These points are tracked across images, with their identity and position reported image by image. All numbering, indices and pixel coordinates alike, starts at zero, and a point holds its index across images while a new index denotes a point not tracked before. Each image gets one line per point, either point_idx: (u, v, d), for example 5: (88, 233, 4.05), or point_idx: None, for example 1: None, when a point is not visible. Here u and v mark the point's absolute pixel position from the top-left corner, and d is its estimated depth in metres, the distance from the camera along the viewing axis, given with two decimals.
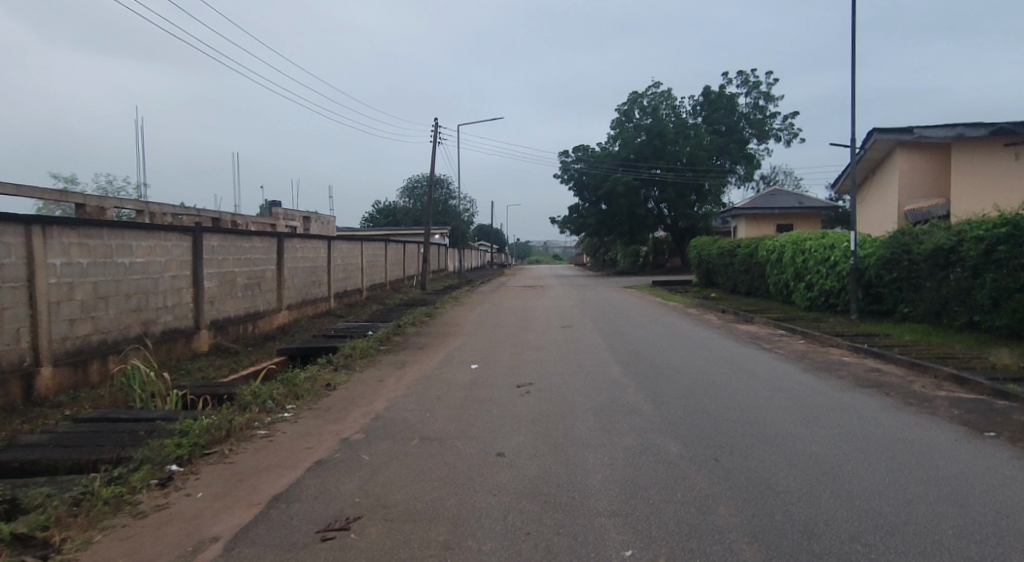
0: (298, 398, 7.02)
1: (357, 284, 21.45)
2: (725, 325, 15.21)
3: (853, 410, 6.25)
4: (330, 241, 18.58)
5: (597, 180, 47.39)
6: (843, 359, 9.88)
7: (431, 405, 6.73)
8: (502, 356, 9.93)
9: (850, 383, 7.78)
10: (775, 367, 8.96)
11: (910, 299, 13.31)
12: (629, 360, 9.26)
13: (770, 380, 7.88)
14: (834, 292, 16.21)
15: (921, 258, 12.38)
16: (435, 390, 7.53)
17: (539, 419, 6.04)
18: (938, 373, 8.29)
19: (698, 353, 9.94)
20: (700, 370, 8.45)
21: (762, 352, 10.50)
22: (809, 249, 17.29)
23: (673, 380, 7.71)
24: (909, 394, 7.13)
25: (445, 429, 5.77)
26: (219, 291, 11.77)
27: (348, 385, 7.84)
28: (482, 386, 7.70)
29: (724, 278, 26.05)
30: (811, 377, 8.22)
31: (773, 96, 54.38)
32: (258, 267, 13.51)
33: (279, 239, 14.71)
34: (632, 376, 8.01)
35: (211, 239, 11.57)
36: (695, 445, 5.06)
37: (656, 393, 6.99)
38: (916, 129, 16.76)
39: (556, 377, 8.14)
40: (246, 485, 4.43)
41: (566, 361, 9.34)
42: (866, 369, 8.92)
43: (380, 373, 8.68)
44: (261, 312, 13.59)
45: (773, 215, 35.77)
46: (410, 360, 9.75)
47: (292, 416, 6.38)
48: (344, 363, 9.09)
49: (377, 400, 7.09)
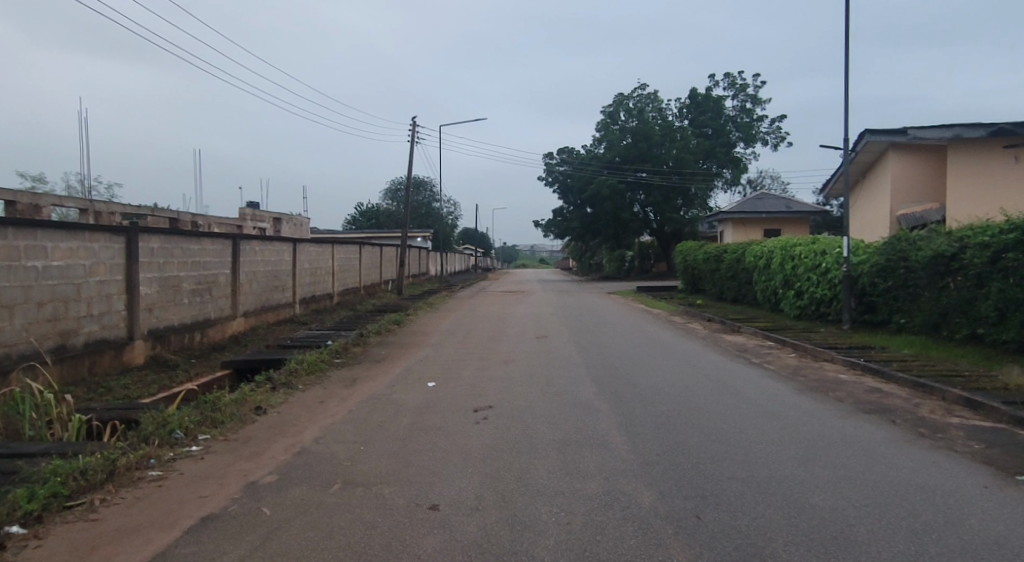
0: (214, 426, 5.99)
1: (328, 288, 20.45)
2: (710, 335, 14.39)
3: (856, 444, 5.41)
4: (297, 243, 17.55)
5: (582, 183, 46.78)
6: (840, 377, 9.05)
7: (369, 436, 5.78)
8: (465, 372, 8.99)
9: (850, 408, 6.94)
10: (765, 387, 8.10)
11: (906, 309, 12.59)
12: (604, 378, 8.40)
13: (761, 404, 7.04)
14: (825, 301, 15.50)
15: (919, 265, 11.67)
16: (380, 416, 6.57)
17: (491, 457, 5.12)
18: (945, 395, 7.49)
19: (680, 370, 9.10)
20: (681, 391, 7.59)
21: (750, 368, 9.66)
22: (800, 256, 16.52)
23: (651, 405, 6.86)
24: (917, 421, 6.31)
25: (377, 470, 4.80)
26: (160, 297, 10.69)
27: (283, 409, 6.85)
28: (434, 410, 6.76)
29: (710, 284, 25.33)
30: (805, 399, 7.37)
31: (760, 99, 54.05)
32: (209, 271, 12.45)
33: (234, 241, 13.63)
34: (606, 400, 7.12)
35: (152, 240, 10.48)
36: (672, 495, 4.18)
37: (631, 422, 6.14)
38: (910, 130, 16.11)
39: (521, 399, 7.23)
40: (97, 557, 3.41)
41: (534, 379, 8.44)
42: (865, 389, 8.09)
43: (324, 393, 7.67)
44: (211, 319, 12.51)
45: (760, 220, 35.23)
46: (363, 377, 8.76)
47: (201, 450, 5.37)
48: (286, 381, 8.07)
49: (309, 427, 6.12)
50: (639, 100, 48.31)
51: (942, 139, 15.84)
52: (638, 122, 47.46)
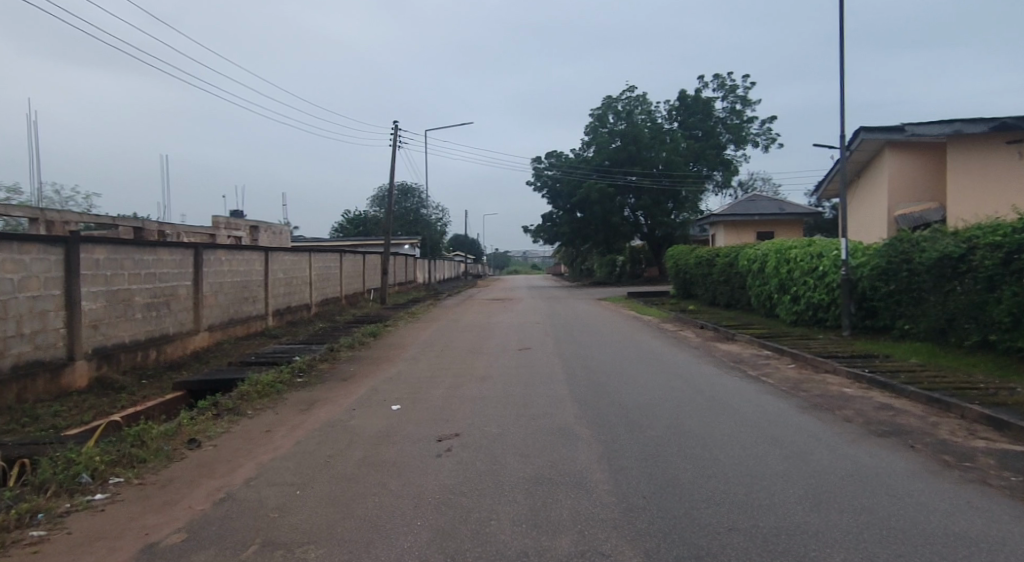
0: (133, 467, 5.10)
1: (305, 299, 19.60)
2: (703, 344, 13.64)
3: (875, 482, 4.69)
4: (269, 252, 16.69)
5: (570, 187, 46.18)
6: (845, 392, 8.35)
7: (313, 475, 4.99)
8: (435, 392, 8.20)
9: (861, 431, 6.23)
10: (765, 405, 7.37)
11: (909, 314, 11.97)
12: (587, 398, 7.65)
13: (760, 426, 6.30)
14: (822, 305, 14.84)
15: (924, 268, 11.08)
16: (330, 448, 5.75)
17: (447, 502, 4.33)
18: (965, 413, 6.80)
19: (670, 386, 8.35)
20: (672, 413, 6.85)
21: (747, 381, 8.95)
22: (795, 259, 15.90)
23: (638, 430, 6.11)
24: (942, 448, 5.60)
25: (310, 523, 4.01)
26: (107, 313, 9.69)
27: (221, 441, 5.99)
28: (393, 440, 5.97)
29: (702, 288, 24.69)
30: (809, 420, 6.65)
31: (750, 101, 53.84)
32: (168, 284, 11.55)
33: (196, 250, 12.71)
34: (588, 424, 6.37)
35: (98, 250, 9.49)
36: (660, 554, 3.42)
37: (613, 452, 5.39)
38: (907, 126, 15.62)
39: (492, 425, 6.46)
40: None
41: (511, 399, 7.67)
42: (874, 407, 7.40)
43: (275, 420, 6.83)
44: (170, 335, 11.58)
45: (752, 222, 34.65)
46: (323, 399, 7.91)
47: (106, 499, 4.49)
48: (234, 408, 7.20)
49: (244, 464, 5.28)
50: (628, 102, 47.79)
51: (941, 135, 15.38)
52: (627, 124, 46.88)
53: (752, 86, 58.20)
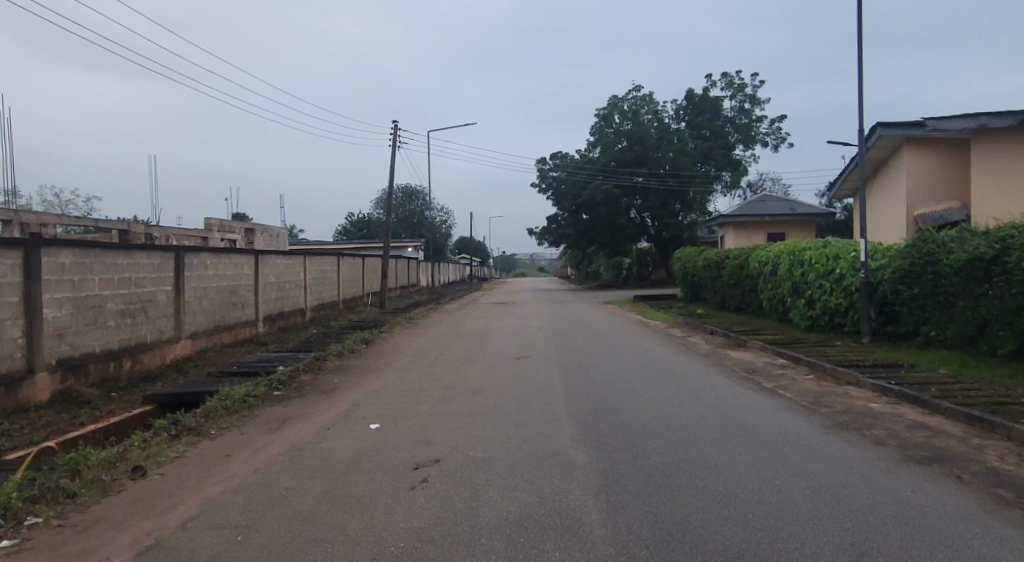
0: (58, 503, 4.38)
1: (299, 304, 18.98)
2: (714, 351, 12.87)
3: (924, 527, 3.92)
4: (258, 256, 16.03)
5: (575, 188, 45.44)
6: (873, 408, 7.57)
7: (263, 512, 4.27)
8: (421, 409, 7.51)
9: (897, 457, 5.49)
10: (784, 424, 6.64)
11: (935, 320, 11.19)
12: (587, 416, 6.95)
13: (780, 451, 5.57)
14: (839, 310, 14.08)
15: (951, 270, 10.32)
16: (292, 478, 5.05)
17: (412, 554, 3.60)
18: (1011, 434, 6.02)
19: (678, 401, 7.63)
20: (681, 434, 6.13)
21: (762, 395, 8.21)
22: (810, 261, 15.13)
23: (642, 456, 5.39)
24: (994, 479, 4.85)
25: None
26: (75, 321, 9.00)
27: (174, 468, 5.29)
28: (365, 468, 5.28)
29: (711, 292, 23.92)
30: (836, 444, 5.90)
31: (758, 99, 53.03)
32: (144, 289, 10.91)
33: (177, 253, 12.06)
34: (585, 449, 5.67)
35: (63, 254, 8.80)
36: None
37: (612, 486, 4.67)
38: (928, 121, 14.89)
39: (479, 449, 5.77)
40: None
41: (503, 417, 6.99)
42: (907, 427, 6.63)
43: (238, 442, 6.14)
44: (147, 343, 10.93)
45: (762, 223, 33.79)
46: (297, 416, 7.22)
47: (13, 547, 3.76)
48: (195, 428, 6.49)
49: (187, 499, 4.56)
50: (634, 102, 46.94)
51: (963, 130, 14.66)
52: (632, 124, 46.10)
53: (762, 84, 57.24)
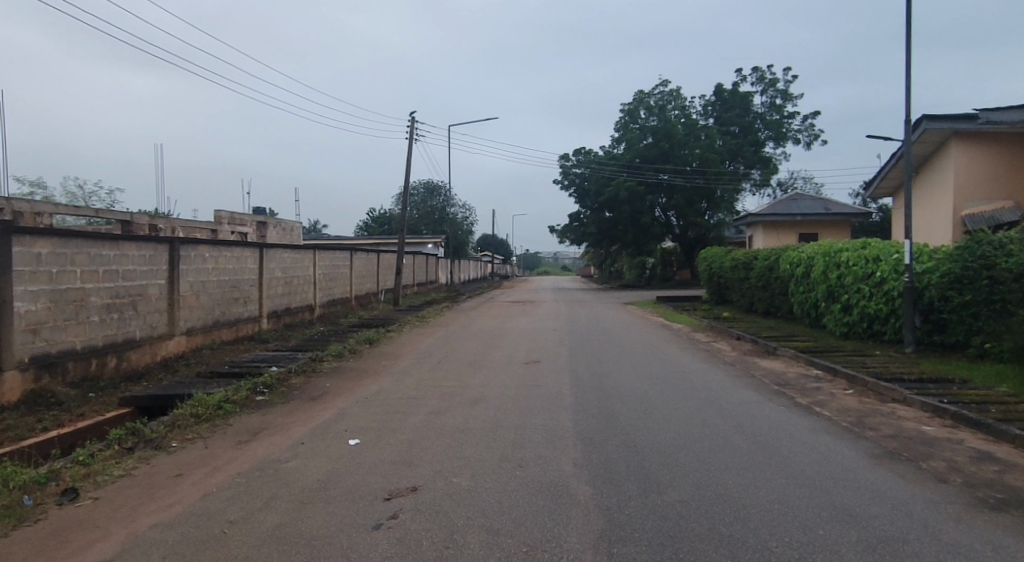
0: None
1: (308, 300, 18.47)
2: (740, 360, 11.88)
3: None
4: (264, 250, 15.49)
5: (598, 186, 44.39)
6: (926, 432, 6.58)
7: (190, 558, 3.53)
8: (411, 422, 6.74)
9: (967, 501, 4.52)
10: (824, 451, 5.72)
11: (991, 330, 10.05)
12: (595, 436, 6.10)
13: (822, 489, 4.67)
14: (879, 317, 12.94)
15: (1012, 275, 9.21)
16: (242, 508, 4.30)
17: None
18: None
19: (699, 420, 6.73)
20: (704, 463, 5.24)
21: (795, 413, 7.27)
22: (847, 263, 14.00)
23: (656, 492, 4.52)
24: None
25: None
26: (52, 316, 8.45)
27: (113, 490, 4.59)
28: (329, 498, 4.50)
29: (738, 295, 22.76)
30: (891, 480, 4.95)
31: (790, 95, 51.23)
32: (135, 282, 10.38)
33: (172, 245, 11.52)
34: (589, 479, 4.83)
35: (40, 244, 8.24)
36: None
37: (617, 534, 3.80)
38: (980, 112, 13.67)
39: (465, 476, 4.97)
40: None
41: (499, 435, 6.19)
42: (971, 458, 5.63)
43: (197, 459, 5.44)
44: (136, 339, 10.40)
45: (794, 223, 32.37)
46: (272, 427, 6.52)
47: None
48: (154, 440, 5.82)
49: (111, 535, 3.84)
50: (660, 97, 45.70)
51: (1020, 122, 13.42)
52: (658, 120, 44.82)
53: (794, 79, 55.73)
